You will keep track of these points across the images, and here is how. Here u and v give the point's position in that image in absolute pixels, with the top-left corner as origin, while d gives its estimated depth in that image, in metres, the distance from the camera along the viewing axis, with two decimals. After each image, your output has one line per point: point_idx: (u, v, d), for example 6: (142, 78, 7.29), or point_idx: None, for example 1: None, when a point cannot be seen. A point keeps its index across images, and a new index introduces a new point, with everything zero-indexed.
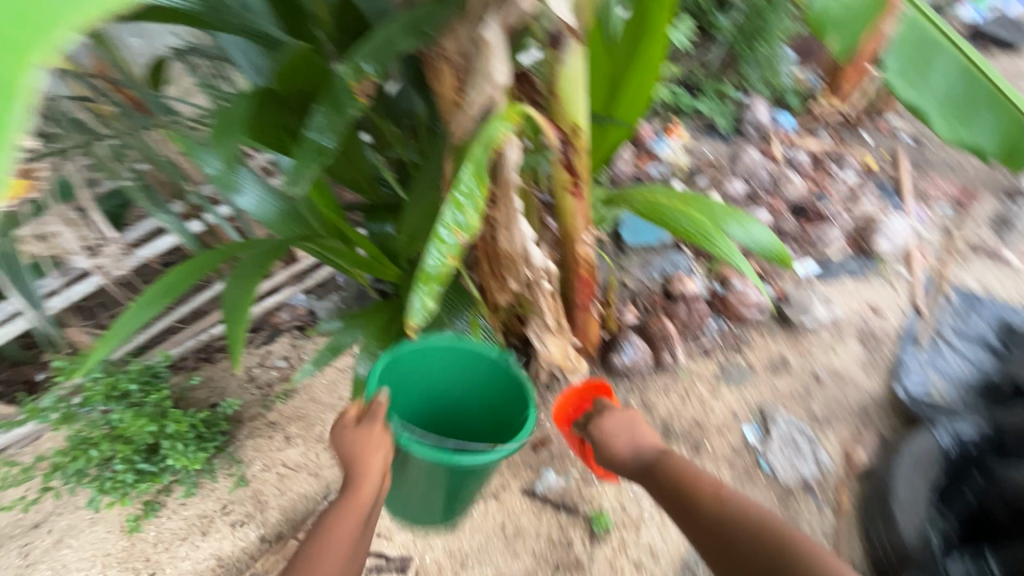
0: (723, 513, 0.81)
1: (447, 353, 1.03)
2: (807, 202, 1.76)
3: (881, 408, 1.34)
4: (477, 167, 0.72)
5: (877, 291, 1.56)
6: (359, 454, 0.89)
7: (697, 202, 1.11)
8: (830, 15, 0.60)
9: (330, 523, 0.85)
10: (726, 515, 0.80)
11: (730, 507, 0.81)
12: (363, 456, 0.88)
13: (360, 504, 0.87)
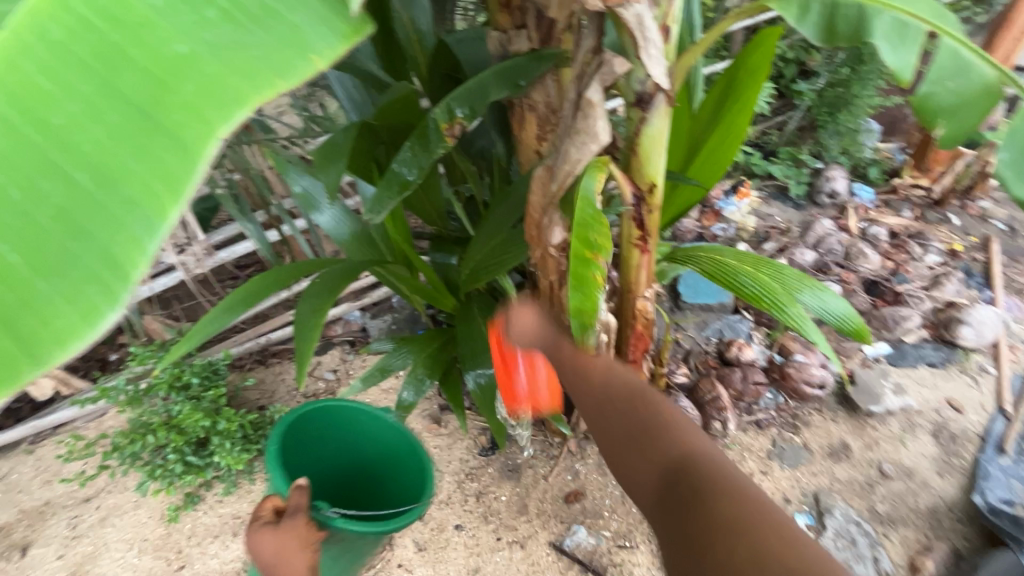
0: (599, 390, 0.60)
1: (352, 424, 1.09)
2: (882, 280, 1.66)
3: (954, 516, 1.21)
4: (583, 206, 0.68)
5: (957, 385, 1.44)
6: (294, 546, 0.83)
7: (767, 263, 1.09)
8: (935, 101, 0.60)
9: None
10: (601, 391, 0.60)
11: (607, 388, 0.60)
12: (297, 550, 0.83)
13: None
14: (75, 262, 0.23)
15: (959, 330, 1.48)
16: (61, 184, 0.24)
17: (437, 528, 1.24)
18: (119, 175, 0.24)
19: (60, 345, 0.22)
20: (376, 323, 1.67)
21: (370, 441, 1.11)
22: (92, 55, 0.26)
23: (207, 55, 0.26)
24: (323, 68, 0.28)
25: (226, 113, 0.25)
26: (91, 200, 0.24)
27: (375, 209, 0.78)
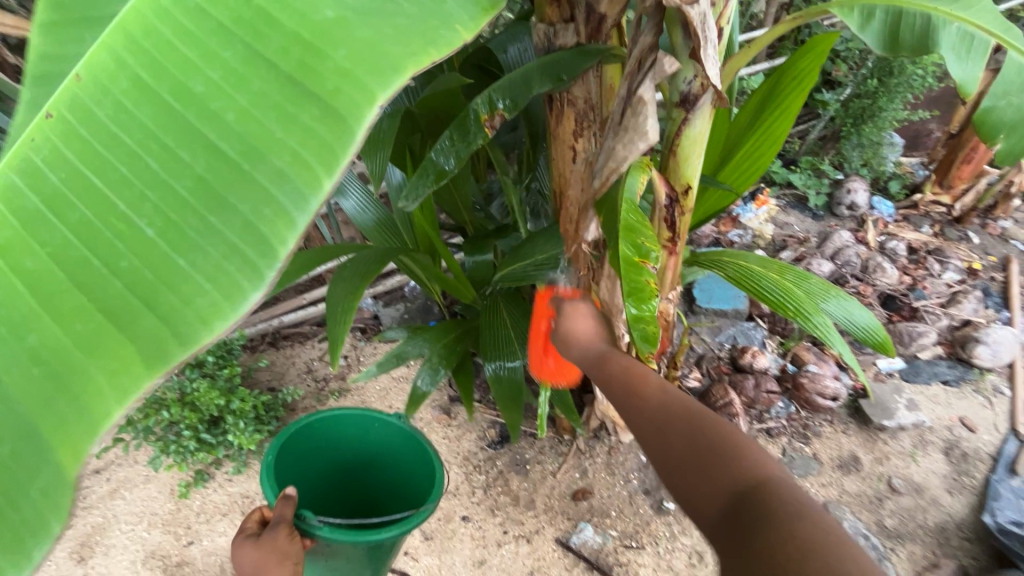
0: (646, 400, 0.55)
1: (351, 432, 1.07)
2: (899, 295, 1.66)
3: (962, 535, 1.21)
4: (626, 206, 0.69)
5: (970, 404, 1.43)
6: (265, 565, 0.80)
7: (792, 271, 1.09)
8: (997, 116, 0.59)
9: None
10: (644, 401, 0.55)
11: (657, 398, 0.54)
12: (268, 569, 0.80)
13: None
14: (218, 233, 0.27)
15: (975, 349, 1.48)
16: (208, 156, 0.28)
17: (445, 519, 1.24)
18: (267, 146, 0.27)
19: (210, 318, 0.26)
20: (388, 311, 1.67)
21: (367, 450, 1.09)
22: (233, 23, 0.29)
23: (352, 28, 0.30)
24: (467, 40, 0.31)
25: (382, 81, 0.28)
26: (239, 175, 0.27)
27: (411, 195, 0.78)
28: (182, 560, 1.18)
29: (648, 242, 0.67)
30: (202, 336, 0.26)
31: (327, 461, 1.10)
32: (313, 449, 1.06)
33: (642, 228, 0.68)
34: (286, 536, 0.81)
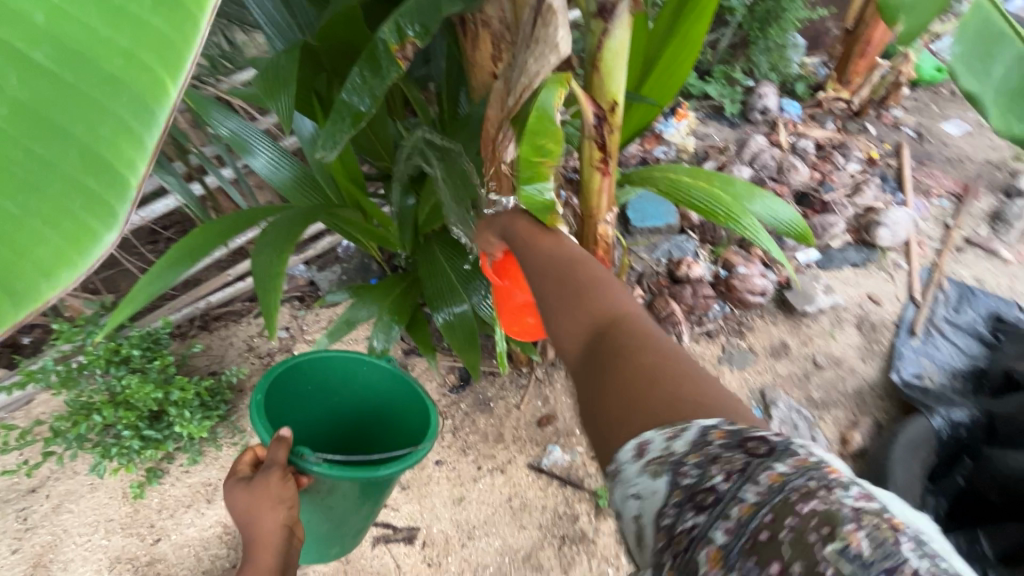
0: (541, 259, 0.68)
1: (340, 373, 1.04)
2: (811, 191, 1.77)
3: (875, 394, 1.38)
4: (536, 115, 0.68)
5: (875, 281, 1.59)
6: (255, 511, 0.80)
7: (718, 177, 1.13)
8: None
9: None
10: (544, 263, 0.68)
11: (550, 256, 0.69)
12: (259, 517, 0.79)
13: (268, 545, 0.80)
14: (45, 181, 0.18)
15: (877, 231, 1.63)
16: (15, 71, 0.18)
17: (418, 467, 1.26)
18: (89, 73, 0.18)
19: (57, 268, 0.18)
20: (324, 275, 1.59)
21: (355, 392, 1.07)
22: None
23: None
24: None
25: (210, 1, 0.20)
26: (61, 85, 0.18)
27: (328, 144, 0.74)
28: (153, 558, 1.15)
29: (547, 145, 0.70)
30: (42, 291, 0.18)
31: (321, 407, 1.08)
32: (303, 392, 1.04)
33: (546, 134, 0.70)
34: (283, 477, 0.81)
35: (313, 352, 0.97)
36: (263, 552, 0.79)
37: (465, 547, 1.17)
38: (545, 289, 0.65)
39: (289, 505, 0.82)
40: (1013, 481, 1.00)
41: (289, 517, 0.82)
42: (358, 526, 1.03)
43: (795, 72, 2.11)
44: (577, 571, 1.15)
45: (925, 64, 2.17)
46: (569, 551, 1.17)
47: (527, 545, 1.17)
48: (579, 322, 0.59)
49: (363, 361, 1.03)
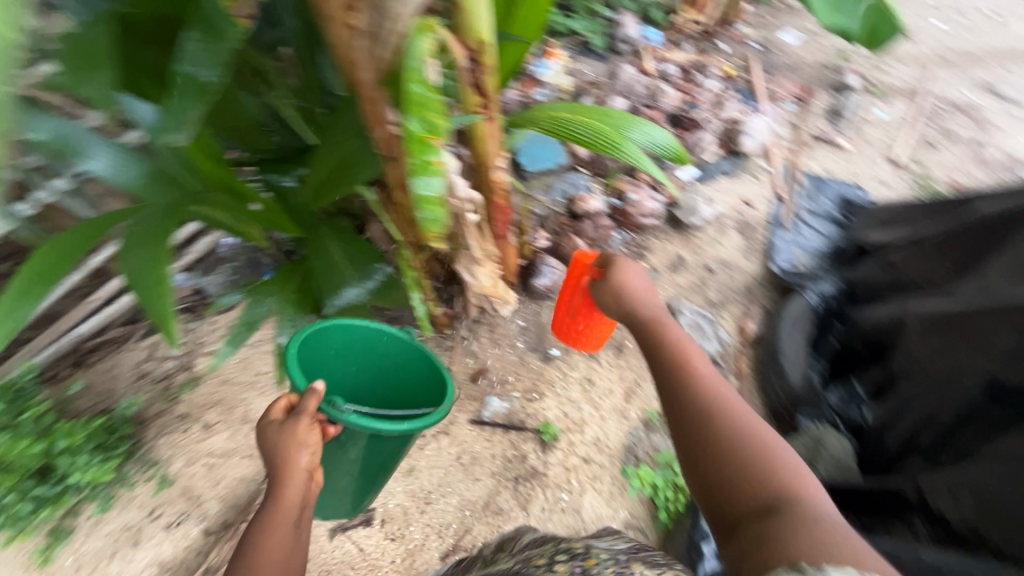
0: (704, 400, 0.73)
1: (362, 344, 0.98)
2: (682, 112, 1.88)
3: (760, 286, 1.56)
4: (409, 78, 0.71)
5: (746, 186, 1.75)
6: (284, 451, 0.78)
7: (595, 111, 1.16)
8: None
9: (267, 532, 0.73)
10: (705, 406, 0.73)
11: (711, 402, 0.73)
12: (288, 458, 0.77)
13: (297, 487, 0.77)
14: None
15: (741, 140, 1.79)
16: None
17: None
18: None
19: None
20: (211, 280, 1.46)
21: (375, 363, 1.01)
22: None
23: None
24: None
25: None
26: None
27: (173, 126, 0.64)
28: None
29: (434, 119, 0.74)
30: None
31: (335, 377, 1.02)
32: (329, 358, 0.98)
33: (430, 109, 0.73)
34: (311, 419, 0.80)
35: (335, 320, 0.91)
36: (287, 490, 0.76)
37: (425, 512, 1.18)
38: (707, 431, 0.70)
39: (312, 449, 0.80)
40: (871, 331, 1.16)
41: (310, 459, 0.80)
42: (369, 490, 1.03)
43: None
44: (535, 505, 1.20)
45: None
46: (525, 489, 1.22)
47: (484, 495, 1.21)
48: (746, 476, 0.66)
49: (384, 333, 0.97)
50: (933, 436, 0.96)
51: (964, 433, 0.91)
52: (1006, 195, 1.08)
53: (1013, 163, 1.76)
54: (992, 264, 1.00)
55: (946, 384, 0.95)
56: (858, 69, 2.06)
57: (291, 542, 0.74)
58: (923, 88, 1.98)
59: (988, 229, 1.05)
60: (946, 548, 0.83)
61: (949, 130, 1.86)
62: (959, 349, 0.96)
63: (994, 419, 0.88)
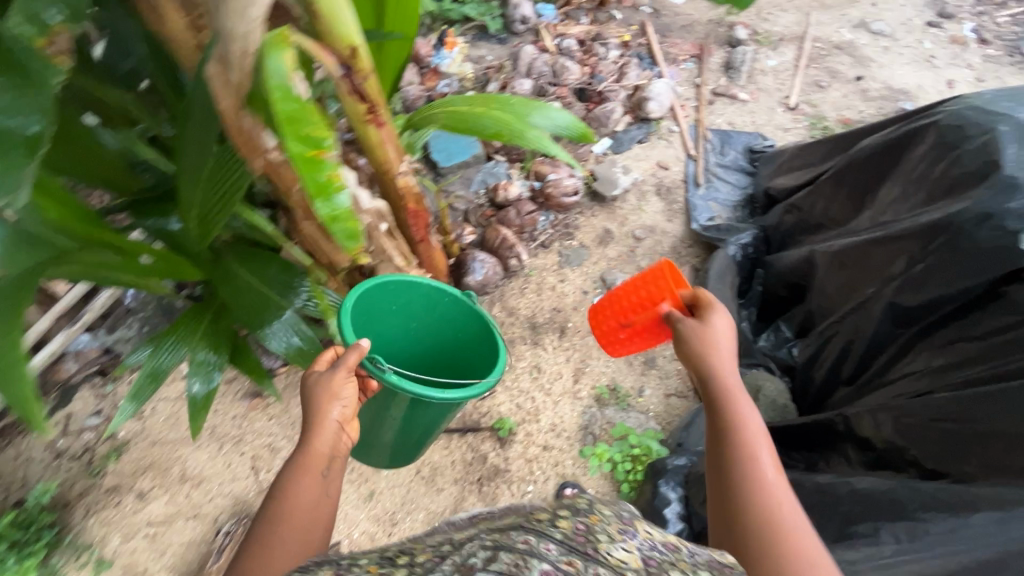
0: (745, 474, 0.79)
1: (421, 300, 1.02)
2: (587, 85, 1.89)
3: (686, 245, 1.60)
4: (279, 93, 0.62)
5: (659, 150, 1.78)
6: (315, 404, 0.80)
7: (496, 99, 1.12)
8: None
9: (294, 479, 0.75)
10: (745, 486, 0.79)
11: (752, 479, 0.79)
12: (323, 409, 0.79)
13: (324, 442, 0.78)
14: None
15: (648, 106, 1.81)
16: None
17: None
18: None
19: None
20: (121, 336, 1.34)
21: (433, 320, 1.05)
22: None
23: None
24: None
25: None
26: None
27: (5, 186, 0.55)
28: None
29: (315, 131, 0.64)
30: None
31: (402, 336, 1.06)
32: (386, 305, 1.00)
33: (306, 119, 0.64)
34: (349, 373, 0.81)
35: (396, 278, 0.95)
36: (315, 441, 0.78)
37: (392, 534, 1.15)
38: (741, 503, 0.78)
39: (345, 403, 0.81)
40: (789, 274, 1.21)
41: (342, 415, 0.82)
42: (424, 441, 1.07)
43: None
44: (503, 502, 1.20)
45: None
46: (490, 489, 1.21)
47: (450, 503, 1.19)
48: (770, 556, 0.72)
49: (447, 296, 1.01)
50: (852, 366, 1.01)
51: (876, 359, 0.96)
52: (886, 124, 1.14)
53: (896, 93, 1.86)
54: (883, 193, 1.05)
55: (856, 314, 1.00)
56: (746, 20, 2.11)
57: (316, 496, 0.75)
58: (808, 31, 2.05)
59: (877, 160, 1.09)
60: (876, 472, 0.88)
61: (833, 69, 1.94)
62: (862, 278, 1.01)
63: (901, 342, 0.93)
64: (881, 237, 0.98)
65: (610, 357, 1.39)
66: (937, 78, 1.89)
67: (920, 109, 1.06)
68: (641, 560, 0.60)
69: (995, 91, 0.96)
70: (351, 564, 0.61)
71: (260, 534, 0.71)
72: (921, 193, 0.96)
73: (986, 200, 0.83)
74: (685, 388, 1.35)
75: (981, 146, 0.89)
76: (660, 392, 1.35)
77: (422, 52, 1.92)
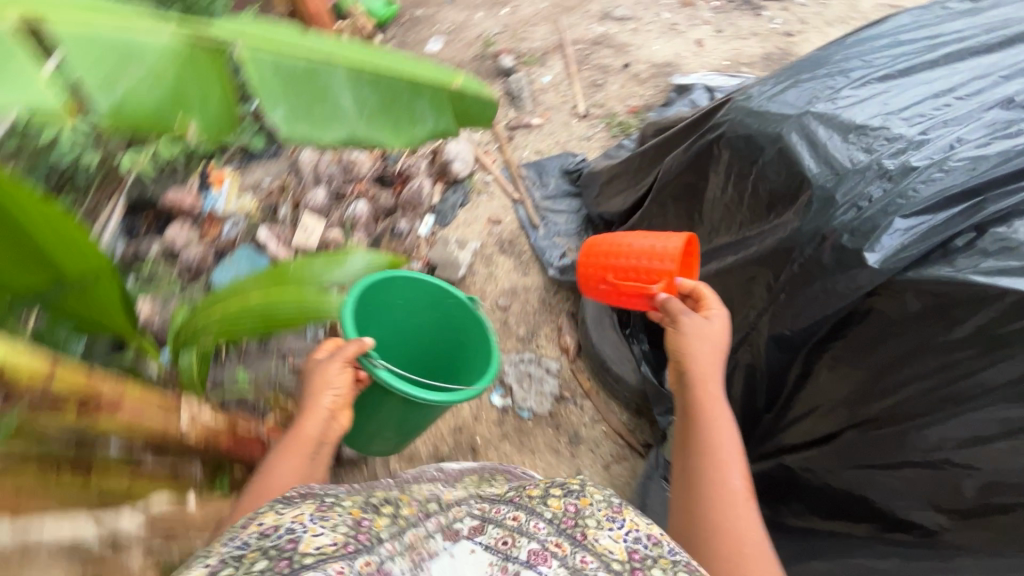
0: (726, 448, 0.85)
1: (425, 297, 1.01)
2: (384, 170, 1.75)
3: (553, 293, 1.50)
4: None
5: (484, 206, 1.68)
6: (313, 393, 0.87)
7: (283, 269, 0.90)
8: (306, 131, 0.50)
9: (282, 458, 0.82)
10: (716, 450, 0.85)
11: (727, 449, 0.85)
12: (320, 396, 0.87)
13: (312, 429, 0.85)
14: None
15: (453, 167, 1.69)
16: None
17: None
18: None
19: None
20: None
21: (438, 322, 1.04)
22: None
23: None
24: None
25: None
26: None
27: None
28: None
29: None
30: None
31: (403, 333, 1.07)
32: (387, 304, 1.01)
33: None
34: (343, 363, 0.88)
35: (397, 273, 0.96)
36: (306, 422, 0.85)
37: None
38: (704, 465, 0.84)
39: (335, 393, 0.87)
40: None
41: (333, 404, 0.87)
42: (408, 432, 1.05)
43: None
44: None
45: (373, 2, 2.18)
46: None
47: None
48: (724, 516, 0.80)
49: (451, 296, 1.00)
50: (765, 396, 0.99)
51: (784, 384, 0.95)
52: (684, 131, 1.14)
53: (662, 68, 1.93)
54: (707, 207, 1.09)
55: (745, 348, 0.99)
56: (507, 46, 2.10)
57: (300, 473, 0.81)
58: (564, 38, 2.08)
59: (689, 173, 1.10)
60: (835, 522, 0.89)
61: (602, 64, 1.98)
62: (737, 302, 1.01)
63: (802, 364, 0.91)
64: (737, 263, 0.99)
65: (533, 455, 1.25)
66: (687, 41, 1.99)
67: (708, 112, 1.07)
68: (629, 549, 0.57)
69: (762, 83, 0.99)
70: (336, 503, 0.63)
71: (250, 496, 0.78)
72: (745, 208, 0.98)
73: (814, 216, 0.82)
74: (619, 449, 1.27)
75: (776, 154, 0.89)
76: (599, 467, 1.24)
77: (186, 202, 1.64)
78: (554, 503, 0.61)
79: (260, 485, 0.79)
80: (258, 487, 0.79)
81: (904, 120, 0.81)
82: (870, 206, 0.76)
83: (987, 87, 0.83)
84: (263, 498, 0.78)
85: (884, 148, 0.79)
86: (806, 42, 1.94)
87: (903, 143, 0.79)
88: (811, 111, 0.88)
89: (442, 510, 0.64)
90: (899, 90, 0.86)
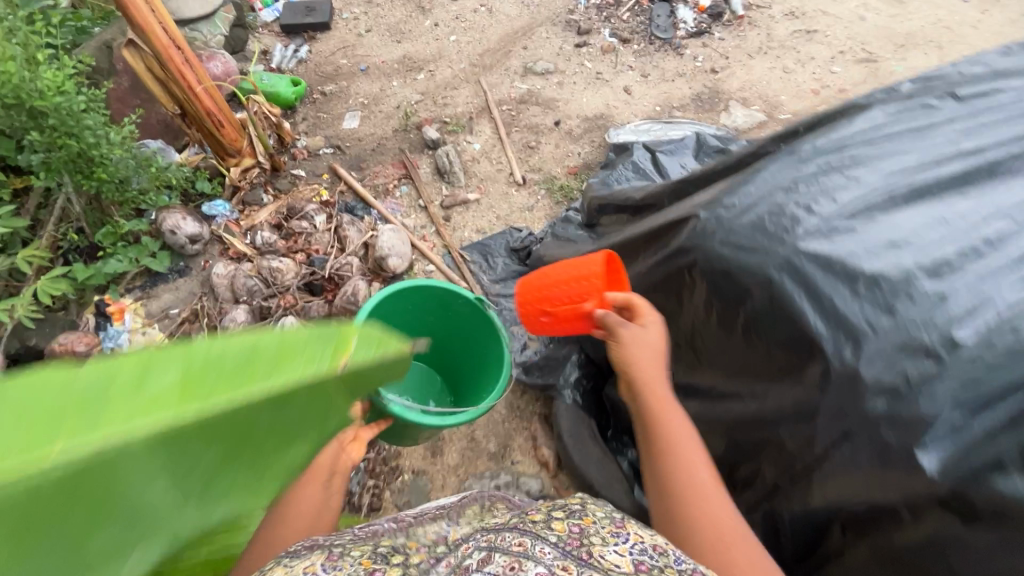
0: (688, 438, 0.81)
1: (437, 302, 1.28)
2: (311, 275, 1.58)
3: (520, 394, 1.34)
4: None
5: None
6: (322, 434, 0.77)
7: None
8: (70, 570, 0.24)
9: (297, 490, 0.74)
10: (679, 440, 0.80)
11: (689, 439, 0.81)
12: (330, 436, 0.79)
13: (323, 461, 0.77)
14: None
15: (389, 263, 1.54)
16: None
17: None
18: None
19: None
20: None
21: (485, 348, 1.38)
22: None
23: None
24: None
25: None
26: None
27: None
28: None
29: None
30: None
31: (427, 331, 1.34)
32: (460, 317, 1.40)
33: None
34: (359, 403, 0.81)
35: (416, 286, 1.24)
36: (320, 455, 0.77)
37: None
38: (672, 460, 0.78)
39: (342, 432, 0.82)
40: None
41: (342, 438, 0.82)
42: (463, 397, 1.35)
43: (179, 172, 1.70)
44: None
45: (279, 83, 2.01)
46: None
47: None
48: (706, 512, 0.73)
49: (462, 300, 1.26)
50: (793, 552, 0.88)
51: (814, 549, 0.84)
52: (646, 240, 1.08)
53: (594, 122, 1.84)
54: (698, 335, 1.00)
55: (768, 500, 0.88)
56: (429, 115, 1.98)
57: (316, 504, 0.75)
58: (488, 99, 1.97)
59: (672, 289, 1.01)
60: None
61: (533, 124, 1.88)
62: (751, 448, 0.91)
63: (838, 535, 0.79)
64: (754, 414, 0.89)
65: None
66: (615, 90, 1.92)
67: (670, 224, 0.99)
68: (634, 561, 0.60)
69: (729, 194, 0.89)
70: (344, 553, 0.65)
71: (269, 531, 0.71)
72: (744, 343, 0.89)
73: (838, 387, 0.73)
74: None
75: (769, 300, 0.81)
76: None
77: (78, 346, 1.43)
78: (556, 527, 0.67)
79: (272, 520, 0.72)
80: (274, 518, 0.72)
81: (926, 271, 0.71)
82: (912, 387, 0.66)
83: (1017, 232, 0.72)
84: (281, 537, 0.71)
85: (908, 310, 0.69)
86: (732, 78, 1.90)
87: (931, 304, 0.68)
88: (802, 250, 0.77)
89: (454, 552, 0.69)
90: (907, 227, 0.75)
